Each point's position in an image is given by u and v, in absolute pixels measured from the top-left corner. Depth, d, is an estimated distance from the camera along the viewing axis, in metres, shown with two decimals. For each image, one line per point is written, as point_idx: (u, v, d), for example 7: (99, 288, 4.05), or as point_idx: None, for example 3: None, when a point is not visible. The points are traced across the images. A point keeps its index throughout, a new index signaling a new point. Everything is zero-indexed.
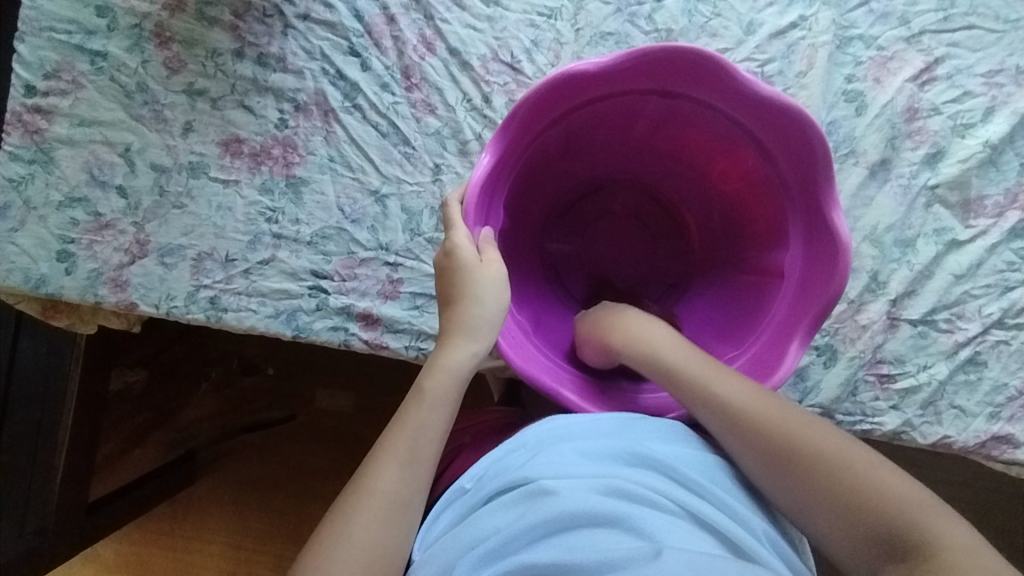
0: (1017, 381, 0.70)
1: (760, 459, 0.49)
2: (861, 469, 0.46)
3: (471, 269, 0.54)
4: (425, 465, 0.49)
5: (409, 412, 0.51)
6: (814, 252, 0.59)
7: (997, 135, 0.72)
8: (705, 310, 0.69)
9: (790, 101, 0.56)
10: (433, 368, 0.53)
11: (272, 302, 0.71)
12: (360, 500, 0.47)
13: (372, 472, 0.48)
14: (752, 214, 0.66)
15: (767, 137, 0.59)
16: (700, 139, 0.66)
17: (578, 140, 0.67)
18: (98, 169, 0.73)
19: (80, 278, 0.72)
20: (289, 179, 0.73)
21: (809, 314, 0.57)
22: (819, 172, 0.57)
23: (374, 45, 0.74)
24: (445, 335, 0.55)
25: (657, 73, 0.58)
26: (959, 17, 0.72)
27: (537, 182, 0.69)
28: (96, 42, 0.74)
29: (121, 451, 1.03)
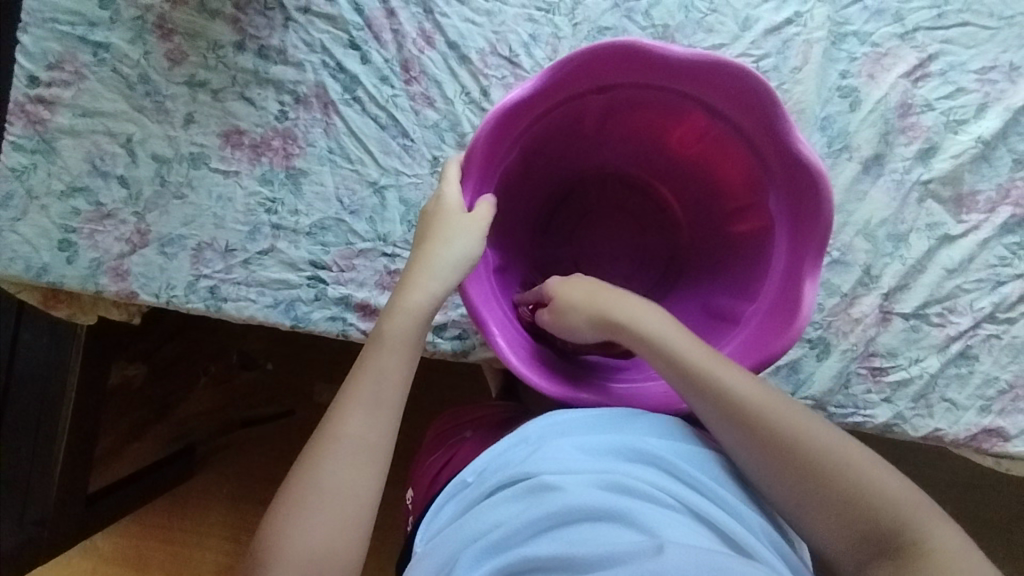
0: (1008, 375, 0.71)
1: (766, 464, 0.49)
2: (866, 474, 0.47)
3: (450, 215, 0.56)
4: (392, 411, 0.50)
5: (371, 357, 0.51)
6: (792, 198, 0.59)
7: (990, 131, 0.72)
8: (709, 271, 0.71)
9: (719, 58, 0.56)
10: (396, 311, 0.54)
11: (270, 292, 0.72)
12: (329, 445, 0.48)
13: (338, 420, 0.49)
14: (723, 168, 0.67)
15: (714, 98, 0.60)
16: (650, 116, 0.66)
17: (542, 149, 0.68)
18: (99, 160, 0.74)
19: (81, 267, 0.73)
20: (289, 171, 0.74)
21: (813, 251, 0.57)
22: (776, 123, 0.57)
23: (374, 38, 0.75)
24: (412, 271, 0.56)
25: (598, 72, 0.59)
26: (954, 14, 0.73)
27: (513, 195, 0.70)
28: (99, 34, 0.74)
29: (120, 443, 1.02)
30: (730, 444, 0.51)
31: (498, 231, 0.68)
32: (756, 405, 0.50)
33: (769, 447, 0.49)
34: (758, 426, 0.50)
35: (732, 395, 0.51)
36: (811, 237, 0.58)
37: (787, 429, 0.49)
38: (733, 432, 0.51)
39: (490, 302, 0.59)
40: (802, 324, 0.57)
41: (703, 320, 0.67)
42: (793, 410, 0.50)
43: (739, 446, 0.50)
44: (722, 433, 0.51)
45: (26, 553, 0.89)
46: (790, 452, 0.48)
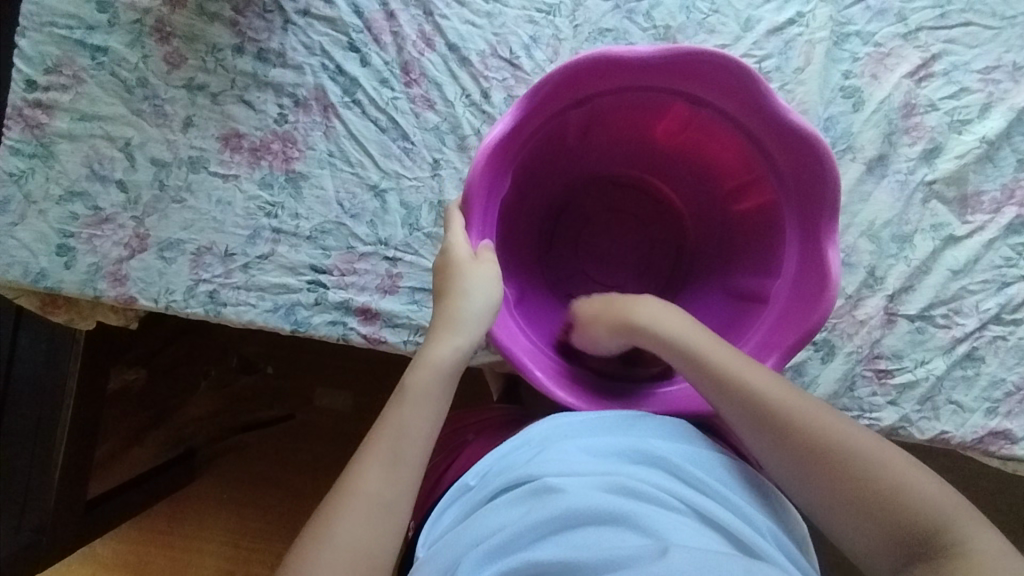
0: (1015, 376, 0.70)
1: (797, 469, 0.49)
2: (901, 476, 0.46)
3: (464, 265, 0.55)
4: (411, 466, 0.49)
5: (392, 411, 0.50)
6: (796, 172, 0.59)
7: (994, 131, 0.72)
8: (723, 253, 0.71)
9: (691, 49, 0.56)
10: (418, 364, 0.52)
11: (270, 297, 0.72)
12: (345, 501, 0.46)
13: (356, 473, 0.48)
14: (716, 151, 0.67)
15: (695, 88, 0.59)
16: (633, 115, 0.66)
17: (535, 166, 0.68)
18: (98, 164, 0.73)
19: (79, 272, 0.72)
20: (288, 174, 0.73)
21: (829, 217, 0.57)
22: (764, 102, 0.56)
23: (373, 41, 0.74)
24: (436, 325, 0.55)
25: (578, 84, 0.59)
26: (956, 14, 0.73)
27: (514, 214, 0.69)
28: (97, 37, 0.74)
29: (119, 449, 1.01)
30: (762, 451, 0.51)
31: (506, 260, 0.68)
32: (786, 408, 0.50)
33: (801, 451, 0.49)
34: (786, 427, 0.50)
35: (763, 396, 0.51)
36: (822, 206, 0.57)
37: (820, 433, 0.49)
38: (766, 437, 0.50)
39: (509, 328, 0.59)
40: (836, 290, 0.55)
41: (728, 303, 0.67)
42: (826, 414, 0.50)
43: (772, 452, 0.50)
44: (753, 438, 0.51)
45: (28, 562, 0.87)
46: (823, 455, 0.48)
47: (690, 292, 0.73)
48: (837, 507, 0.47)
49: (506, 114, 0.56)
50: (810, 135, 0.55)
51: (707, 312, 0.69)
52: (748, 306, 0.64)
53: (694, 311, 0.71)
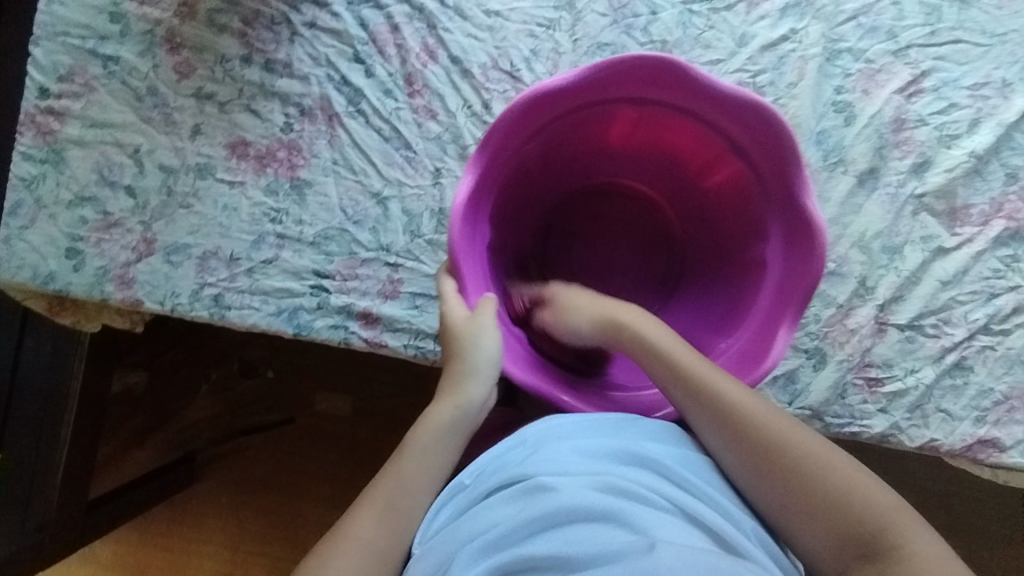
0: (1003, 386, 0.72)
1: (759, 479, 0.50)
2: (853, 482, 0.48)
3: (462, 327, 0.57)
4: (404, 519, 0.52)
5: (394, 466, 0.55)
6: (758, 148, 0.59)
7: (983, 146, 0.74)
8: (710, 225, 0.72)
9: (619, 59, 0.56)
10: (421, 425, 0.57)
11: (274, 300, 0.74)
12: (340, 545, 0.51)
13: (353, 520, 0.52)
14: (673, 139, 0.67)
15: (638, 91, 0.60)
16: (588, 128, 0.67)
17: (510, 203, 0.68)
18: (107, 170, 0.75)
19: (88, 275, 0.74)
20: (293, 181, 0.75)
21: (799, 178, 0.57)
22: (703, 85, 0.57)
23: (378, 53, 0.76)
24: (440, 390, 0.58)
25: (531, 120, 0.59)
26: (946, 31, 0.75)
27: (505, 242, 0.70)
28: (109, 47, 0.76)
29: (122, 450, 1.07)
30: (727, 464, 0.52)
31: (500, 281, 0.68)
32: (751, 417, 0.52)
33: (761, 461, 0.51)
34: (748, 429, 0.52)
35: (736, 405, 0.53)
36: (786, 165, 0.58)
37: (780, 442, 0.51)
38: (727, 446, 0.52)
39: (522, 364, 0.60)
40: (824, 235, 0.56)
41: (729, 273, 0.68)
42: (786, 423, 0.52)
43: (733, 462, 0.52)
44: (716, 435, 0.53)
45: (25, 561, 0.88)
46: (782, 463, 0.50)
47: (692, 272, 0.74)
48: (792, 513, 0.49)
49: (469, 172, 0.57)
50: (761, 108, 0.56)
51: (713, 292, 0.70)
52: (744, 275, 0.66)
53: (704, 288, 0.71)
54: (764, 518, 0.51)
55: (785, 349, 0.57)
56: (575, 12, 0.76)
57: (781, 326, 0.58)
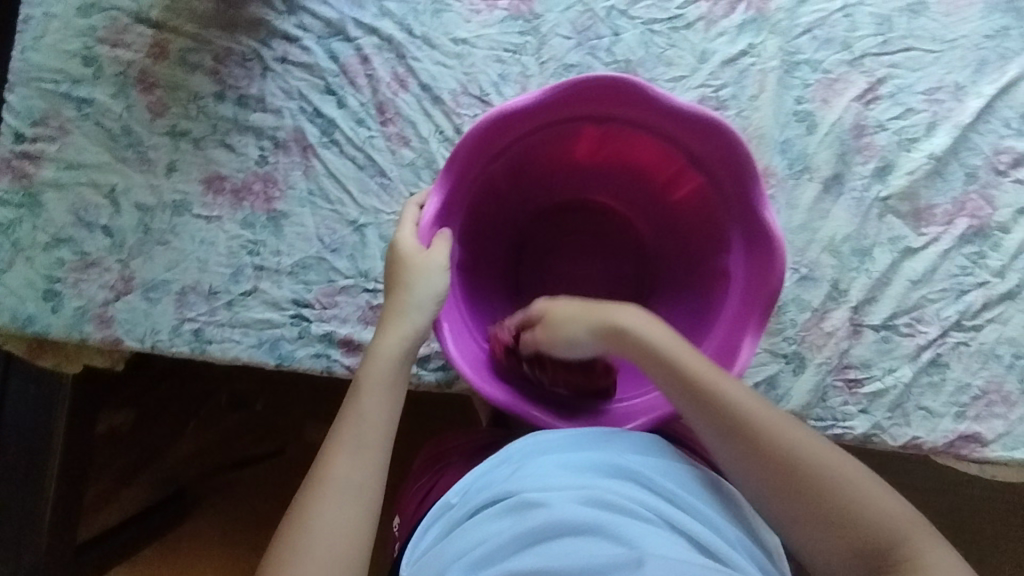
0: (979, 381, 0.73)
1: (773, 489, 0.50)
2: (862, 493, 0.48)
3: (413, 258, 0.57)
4: (380, 449, 0.52)
5: (354, 401, 0.54)
6: (717, 161, 0.61)
7: (941, 148, 0.76)
8: (677, 239, 0.73)
9: (573, 81, 0.58)
10: (373, 355, 0.56)
11: (254, 332, 0.74)
12: (321, 488, 0.50)
13: (327, 464, 0.51)
14: (635, 154, 0.69)
15: (594, 111, 0.62)
16: (551, 148, 0.69)
17: (478, 220, 0.70)
18: (84, 211, 0.76)
19: (66, 316, 0.74)
20: (270, 213, 0.76)
21: (755, 182, 0.59)
22: (656, 101, 0.59)
23: (349, 84, 0.77)
24: (386, 318, 0.58)
25: (496, 139, 0.62)
26: (898, 40, 0.77)
27: (476, 265, 0.72)
28: (83, 90, 0.77)
29: (108, 492, 1.03)
30: (736, 467, 0.52)
31: (475, 299, 0.70)
32: (766, 424, 0.51)
33: (775, 471, 0.50)
34: (758, 439, 0.51)
35: (743, 412, 0.52)
36: (741, 171, 0.59)
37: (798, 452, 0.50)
38: (741, 454, 0.51)
39: (496, 385, 0.62)
40: (782, 242, 0.58)
41: (695, 287, 0.69)
42: (800, 430, 0.51)
43: (747, 471, 0.51)
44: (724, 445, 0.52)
45: None
46: (791, 475, 0.49)
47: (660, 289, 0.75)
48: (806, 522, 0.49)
49: (435, 199, 0.60)
50: (712, 120, 0.58)
51: (680, 305, 0.71)
52: (710, 286, 0.67)
53: (673, 302, 0.73)
54: (747, 526, 0.52)
55: (750, 361, 0.58)
56: (540, 35, 0.78)
57: (746, 334, 0.59)
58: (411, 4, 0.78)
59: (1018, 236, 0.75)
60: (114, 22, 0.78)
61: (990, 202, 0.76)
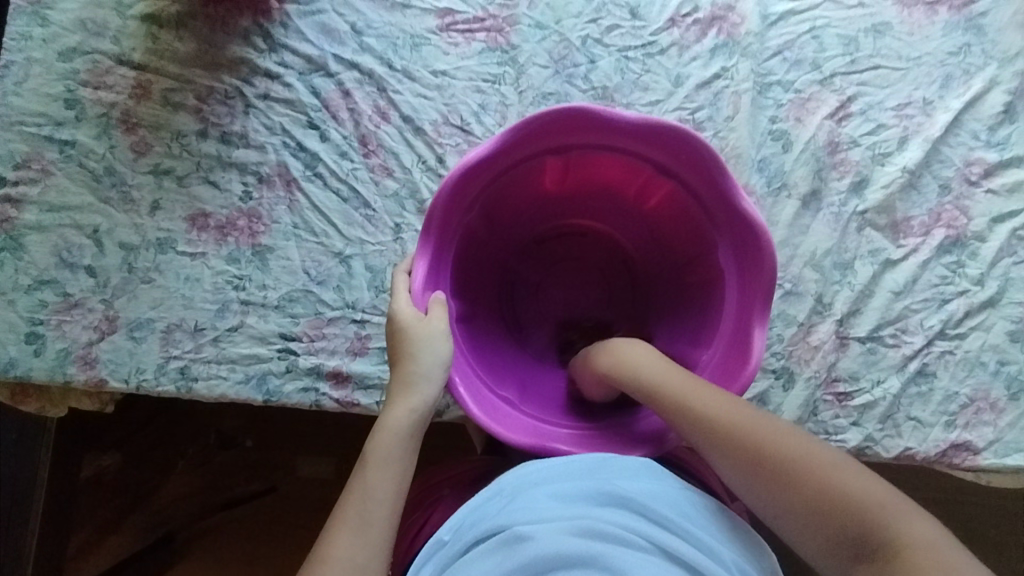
0: (967, 389, 0.74)
1: (756, 492, 0.50)
2: (834, 479, 0.47)
3: (410, 325, 0.58)
4: (385, 528, 0.51)
5: (357, 476, 0.53)
6: (683, 166, 0.62)
7: (914, 161, 0.78)
8: (663, 246, 0.74)
9: (531, 117, 0.59)
10: (382, 428, 0.55)
11: (242, 368, 0.73)
12: (321, 569, 0.48)
13: (331, 544, 0.50)
14: (605, 174, 0.70)
15: (559, 142, 0.63)
16: (523, 182, 0.69)
17: (466, 266, 0.70)
18: (66, 252, 0.75)
19: (50, 358, 0.73)
20: (255, 248, 0.76)
21: (726, 179, 0.59)
22: (615, 123, 0.60)
23: (332, 118, 0.78)
24: (396, 388, 0.57)
25: (468, 188, 0.61)
26: (866, 59, 0.80)
27: (474, 309, 0.72)
28: (65, 132, 0.77)
29: (98, 536, 1.03)
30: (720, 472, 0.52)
31: (480, 342, 0.69)
32: (738, 426, 0.51)
33: (752, 475, 0.50)
34: (726, 442, 0.51)
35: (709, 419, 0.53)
36: (712, 173, 0.60)
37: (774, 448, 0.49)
38: (721, 461, 0.52)
39: (514, 424, 0.60)
40: (766, 230, 0.58)
41: (692, 291, 0.69)
42: (776, 429, 0.51)
43: (726, 472, 0.51)
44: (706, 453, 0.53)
45: None
46: (761, 471, 0.49)
47: (660, 293, 0.75)
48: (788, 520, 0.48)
49: (419, 259, 0.60)
50: (673, 129, 0.59)
51: (681, 312, 0.71)
52: (705, 283, 0.67)
53: (676, 306, 0.72)
54: (745, 547, 0.50)
55: (765, 350, 0.58)
56: (518, 65, 0.79)
57: (754, 328, 0.59)
58: (390, 38, 0.80)
59: (994, 244, 0.77)
60: (97, 65, 0.78)
61: (965, 212, 0.77)
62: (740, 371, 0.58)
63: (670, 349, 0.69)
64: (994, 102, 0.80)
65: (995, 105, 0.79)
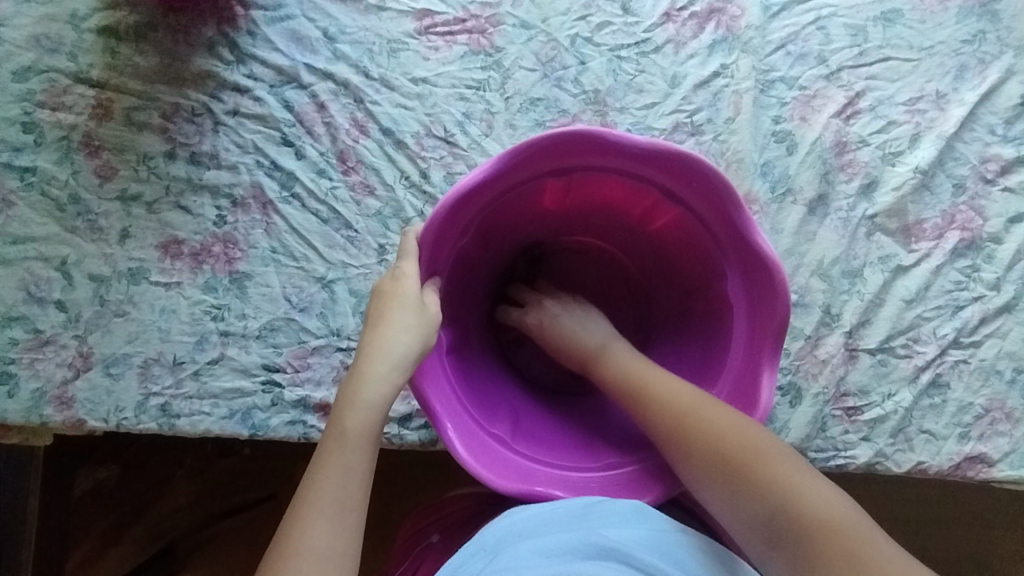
0: (981, 399, 0.70)
1: (688, 455, 0.54)
2: (758, 449, 0.52)
3: (400, 298, 0.54)
4: (357, 513, 0.48)
5: (329, 455, 0.49)
6: (692, 192, 0.58)
7: (926, 160, 0.73)
8: (664, 268, 0.70)
9: (528, 142, 0.54)
10: (350, 405, 0.51)
11: (225, 403, 0.70)
12: (292, 560, 0.45)
13: (299, 534, 0.46)
14: (606, 195, 0.65)
15: (557, 165, 0.58)
16: (518, 203, 0.65)
17: (454, 290, 0.66)
18: (34, 286, 0.71)
19: (23, 399, 0.69)
20: (232, 275, 0.72)
21: (739, 210, 0.56)
22: (620, 147, 0.56)
23: (307, 133, 0.73)
24: (364, 357, 0.53)
25: (459, 215, 0.57)
26: (874, 50, 0.75)
27: (465, 338, 0.68)
28: (24, 158, 0.72)
29: (99, 549, 1.00)
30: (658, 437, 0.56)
31: (471, 374, 0.66)
32: (682, 399, 0.56)
33: (687, 440, 0.54)
34: (667, 410, 0.56)
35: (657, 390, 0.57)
36: (726, 203, 0.56)
37: (738, 448, 0.52)
38: (658, 423, 0.56)
39: (507, 469, 0.57)
40: (780, 266, 0.55)
41: (697, 320, 0.66)
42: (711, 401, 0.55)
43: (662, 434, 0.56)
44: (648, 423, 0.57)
45: None
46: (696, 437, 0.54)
47: (660, 318, 0.72)
48: (732, 499, 0.52)
49: None
50: (684, 156, 0.55)
51: (684, 340, 0.68)
52: (712, 313, 0.64)
53: (678, 333, 0.69)
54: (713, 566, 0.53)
55: (775, 393, 0.56)
56: (503, 69, 0.74)
57: (764, 369, 0.57)
58: (366, 44, 0.75)
59: (1011, 245, 0.73)
60: (54, 84, 0.73)
61: (981, 213, 0.73)
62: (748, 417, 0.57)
63: None
64: (1010, 94, 0.75)
65: (1012, 97, 0.75)
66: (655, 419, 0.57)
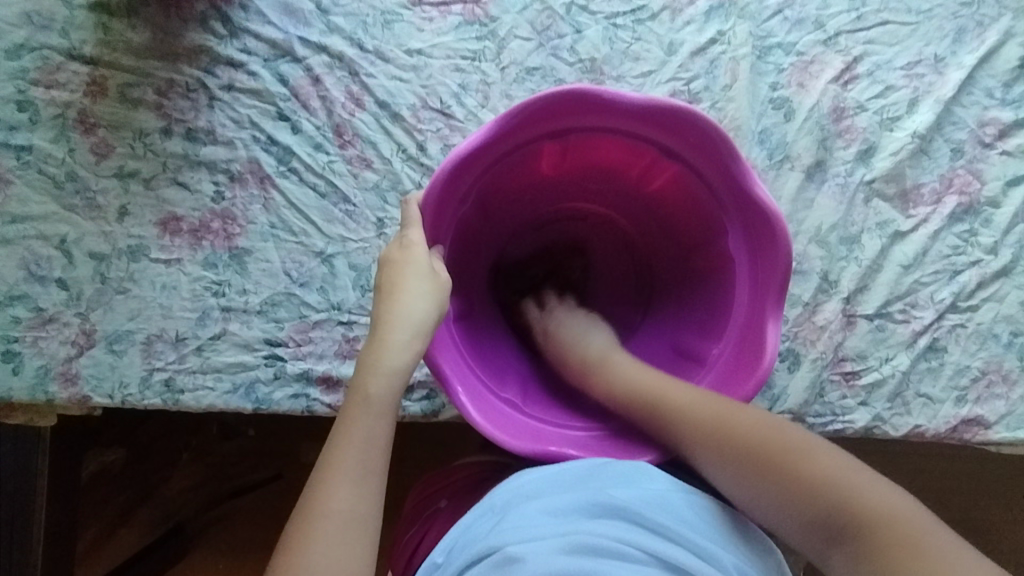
0: (978, 362, 0.71)
1: (721, 467, 0.52)
2: (804, 452, 0.49)
3: (411, 266, 0.54)
4: (379, 477, 0.48)
5: (350, 420, 0.50)
6: (691, 148, 0.58)
7: (924, 125, 0.73)
8: (664, 230, 0.70)
9: (524, 104, 0.54)
10: (370, 372, 0.51)
11: (228, 377, 0.70)
12: (316, 524, 0.46)
13: (322, 495, 0.47)
14: (605, 158, 0.65)
15: (554, 127, 0.58)
16: (516, 170, 0.65)
17: (460, 259, 0.67)
18: (34, 265, 0.71)
19: (29, 377, 0.70)
20: (232, 251, 0.72)
21: (737, 162, 0.56)
22: (615, 105, 0.56)
23: (302, 107, 0.73)
24: (380, 325, 0.53)
25: (459, 181, 0.57)
26: (872, 14, 0.74)
27: (471, 306, 0.69)
28: (20, 137, 0.72)
29: (107, 531, 1.01)
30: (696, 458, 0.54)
31: (477, 340, 0.67)
32: (702, 416, 0.54)
33: (724, 454, 0.52)
34: (697, 429, 0.54)
35: (681, 407, 0.55)
36: (723, 157, 0.56)
37: (774, 444, 0.50)
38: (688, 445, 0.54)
39: (518, 431, 0.58)
40: (780, 217, 0.55)
41: (699, 281, 0.66)
42: (745, 414, 0.53)
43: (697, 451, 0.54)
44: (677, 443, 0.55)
45: None
46: (731, 445, 0.52)
47: (662, 282, 0.72)
48: (771, 502, 0.50)
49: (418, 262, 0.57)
50: (681, 111, 0.54)
51: (686, 303, 0.68)
52: (714, 271, 0.64)
53: (681, 293, 0.69)
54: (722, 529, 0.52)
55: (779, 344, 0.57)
56: (499, 39, 0.74)
57: (768, 321, 0.57)
58: (360, 16, 0.74)
59: (1009, 209, 0.73)
60: (46, 62, 0.73)
61: (979, 177, 0.73)
62: (753, 368, 0.57)
63: (676, 339, 0.67)
64: (1009, 57, 0.74)
65: (1011, 60, 0.74)
66: (681, 439, 0.55)
